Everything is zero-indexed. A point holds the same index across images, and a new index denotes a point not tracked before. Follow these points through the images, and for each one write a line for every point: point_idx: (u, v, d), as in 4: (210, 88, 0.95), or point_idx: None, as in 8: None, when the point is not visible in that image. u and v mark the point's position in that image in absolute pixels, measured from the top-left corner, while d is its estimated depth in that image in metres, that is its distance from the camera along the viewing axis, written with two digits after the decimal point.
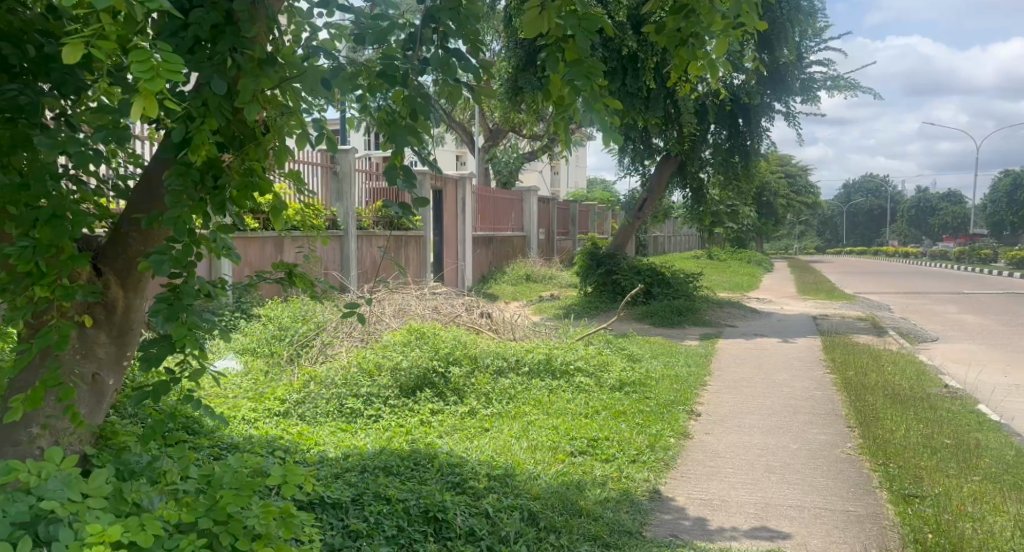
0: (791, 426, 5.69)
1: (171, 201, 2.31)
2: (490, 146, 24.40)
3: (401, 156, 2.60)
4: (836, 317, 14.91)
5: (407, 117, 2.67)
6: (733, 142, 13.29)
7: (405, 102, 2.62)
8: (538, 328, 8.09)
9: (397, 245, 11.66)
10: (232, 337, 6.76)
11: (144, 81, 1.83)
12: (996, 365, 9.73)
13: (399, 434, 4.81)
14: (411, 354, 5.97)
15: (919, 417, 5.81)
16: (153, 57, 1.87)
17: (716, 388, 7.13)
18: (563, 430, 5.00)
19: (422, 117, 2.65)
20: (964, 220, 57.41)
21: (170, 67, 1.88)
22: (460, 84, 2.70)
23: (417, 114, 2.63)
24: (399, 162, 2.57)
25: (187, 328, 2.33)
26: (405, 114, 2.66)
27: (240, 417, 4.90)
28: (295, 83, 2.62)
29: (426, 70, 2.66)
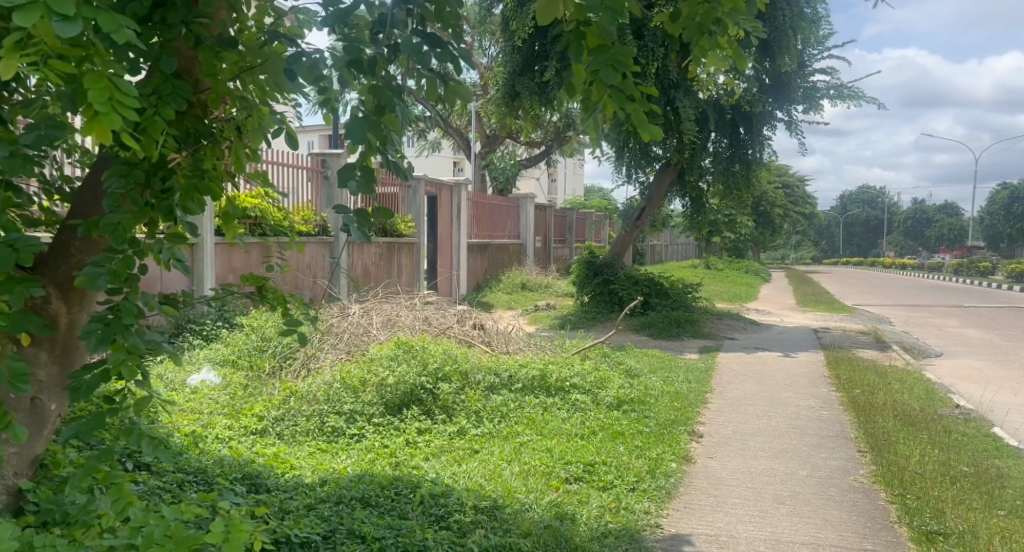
0: (799, 450, 5.39)
1: (110, 205, 2.03)
2: (486, 153, 24.10)
3: (364, 158, 2.37)
4: (837, 330, 14.63)
5: (373, 113, 2.35)
6: (733, 151, 13.07)
7: (373, 95, 2.31)
8: (533, 341, 7.79)
9: (388, 254, 11.35)
10: (210, 349, 6.44)
11: (100, 113, 1.69)
12: (1005, 383, 9.45)
13: (383, 456, 4.50)
14: (398, 369, 5.66)
15: (933, 441, 5.54)
16: (111, 84, 1.74)
17: (718, 407, 6.83)
18: (557, 453, 4.69)
19: (389, 113, 2.33)
20: (962, 233, 57.24)
21: (128, 100, 1.75)
22: (435, 78, 2.40)
23: (382, 109, 2.31)
24: (363, 164, 2.37)
25: (126, 352, 2.06)
26: (370, 109, 2.34)
27: (213, 435, 4.58)
28: (258, 75, 2.37)
29: (395, 57, 2.36)
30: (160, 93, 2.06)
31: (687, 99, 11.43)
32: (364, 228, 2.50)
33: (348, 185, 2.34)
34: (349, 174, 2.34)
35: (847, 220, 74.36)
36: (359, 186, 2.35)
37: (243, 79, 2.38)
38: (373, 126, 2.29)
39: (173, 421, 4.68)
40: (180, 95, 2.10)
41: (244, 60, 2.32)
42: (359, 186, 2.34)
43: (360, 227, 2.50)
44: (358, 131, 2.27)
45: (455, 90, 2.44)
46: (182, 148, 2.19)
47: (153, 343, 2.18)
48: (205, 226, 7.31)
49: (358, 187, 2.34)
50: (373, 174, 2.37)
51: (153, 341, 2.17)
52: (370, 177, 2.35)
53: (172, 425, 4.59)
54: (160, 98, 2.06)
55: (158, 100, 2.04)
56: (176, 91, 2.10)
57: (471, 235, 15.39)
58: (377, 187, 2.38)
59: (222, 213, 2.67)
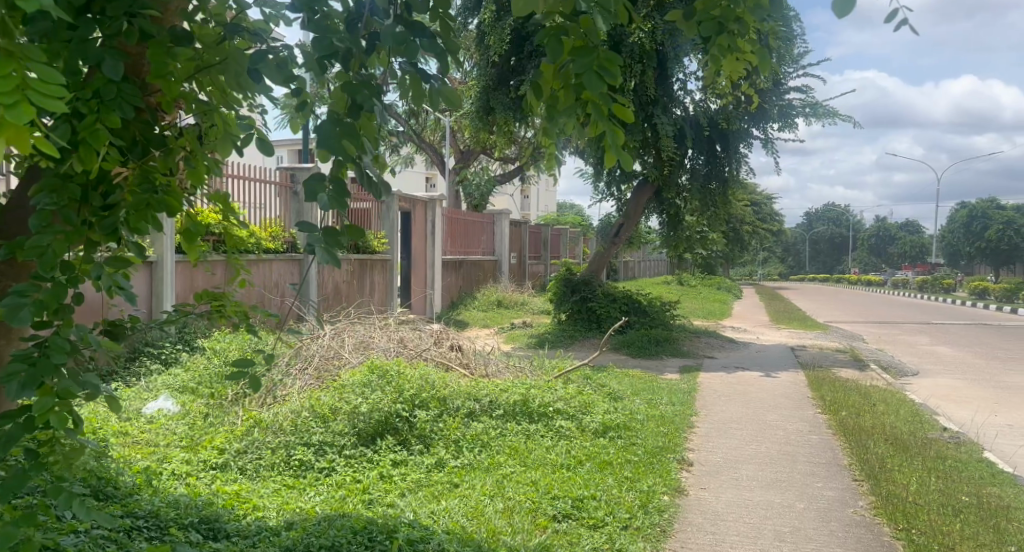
0: (792, 480, 5.15)
1: (37, 223, 1.71)
2: (460, 168, 23.85)
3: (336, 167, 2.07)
4: (814, 348, 14.54)
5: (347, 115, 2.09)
6: (710, 169, 12.95)
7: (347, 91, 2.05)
8: (512, 362, 7.49)
9: (360, 272, 11.03)
10: (171, 375, 6.13)
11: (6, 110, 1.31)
12: (986, 403, 9.34)
13: (354, 493, 4.22)
14: (372, 395, 5.34)
15: (929, 468, 5.32)
16: (27, 74, 1.39)
17: (705, 431, 6.58)
18: (543, 487, 4.40)
19: (366, 112, 2.07)
20: (925, 251, 58.22)
21: (52, 95, 1.41)
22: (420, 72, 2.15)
23: (359, 109, 2.05)
24: (340, 175, 2.06)
25: (54, 397, 1.74)
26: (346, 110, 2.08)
27: (167, 472, 4.33)
28: (217, 75, 2.09)
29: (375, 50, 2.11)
30: (101, 98, 1.74)
31: (665, 116, 11.27)
32: (333, 252, 2.22)
33: (317, 200, 2.03)
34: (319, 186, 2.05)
35: (815, 237, 75.25)
36: (331, 201, 2.03)
37: (200, 79, 2.10)
38: (349, 132, 2.02)
39: (124, 456, 4.46)
40: (128, 100, 1.79)
41: (199, 57, 2.04)
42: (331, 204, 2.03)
43: (328, 251, 2.21)
44: (335, 137, 1.99)
45: (448, 89, 2.22)
46: (131, 161, 1.88)
47: (91, 387, 1.86)
48: (165, 246, 7.00)
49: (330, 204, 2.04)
50: (347, 186, 2.06)
51: (91, 385, 1.85)
52: (344, 191, 2.07)
53: (124, 463, 4.33)
54: (102, 103, 1.74)
55: (99, 105, 1.73)
56: (123, 95, 1.79)
57: (445, 252, 15.09)
58: (352, 202, 2.07)
59: (183, 230, 2.34)
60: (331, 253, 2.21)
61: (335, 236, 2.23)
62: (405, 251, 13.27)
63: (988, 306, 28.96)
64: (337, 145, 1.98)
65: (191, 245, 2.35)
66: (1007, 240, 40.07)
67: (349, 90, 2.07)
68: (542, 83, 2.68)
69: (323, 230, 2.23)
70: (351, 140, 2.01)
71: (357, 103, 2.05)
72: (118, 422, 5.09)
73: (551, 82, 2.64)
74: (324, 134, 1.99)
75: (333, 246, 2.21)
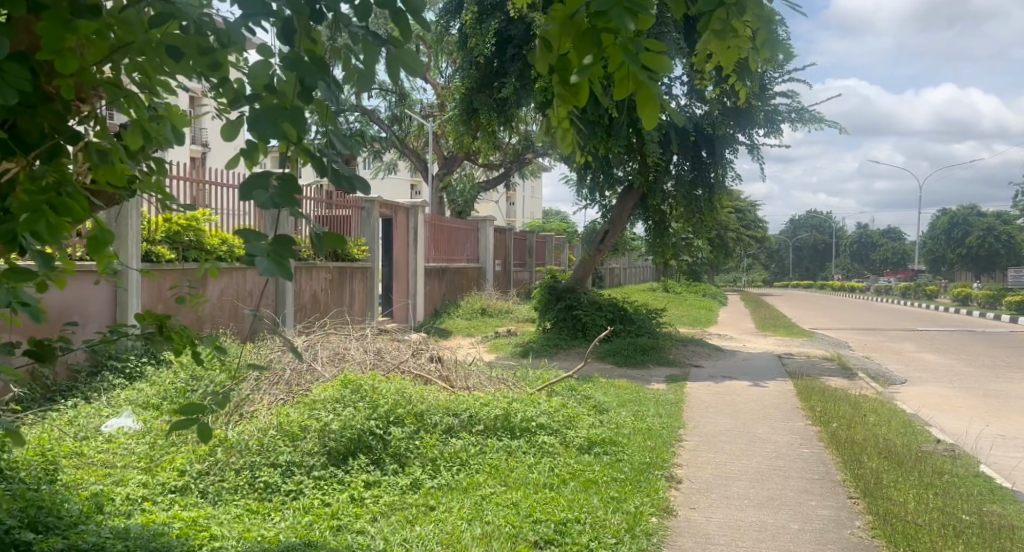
0: (785, 498, 4.92)
1: None
2: (443, 174, 23.52)
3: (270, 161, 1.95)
4: (802, 356, 14.36)
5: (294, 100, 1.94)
6: (696, 174, 12.76)
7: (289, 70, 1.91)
8: (494, 374, 7.23)
9: (340, 281, 10.82)
10: (136, 390, 5.88)
11: None
12: (976, 412, 9.18)
13: (321, 519, 4.00)
14: (344, 411, 5.09)
15: (927, 485, 5.11)
16: None
17: (694, 445, 6.37)
18: (525, 509, 4.16)
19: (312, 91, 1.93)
20: (907, 258, 58.50)
21: None
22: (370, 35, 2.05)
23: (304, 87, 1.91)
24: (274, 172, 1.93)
25: None
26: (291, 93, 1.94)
27: (123, 497, 4.14)
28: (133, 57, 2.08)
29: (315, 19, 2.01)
30: None
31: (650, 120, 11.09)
32: (285, 262, 2.01)
33: (255, 197, 1.86)
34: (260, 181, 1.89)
35: (799, 244, 75.45)
36: (276, 197, 1.88)
37: (114, 62, 2.04)
38: (290, 115, 1.90)
39: (76, 480, 4.26)
40: (15, 84, 1.72)
41: (111, 32, 1.97)
42: (271, 202, 1.87)
43: (280, 262, 2.00)
44: (265, 121, 1.86)
45: (398, 54, 2.10)
46: (30, 157, 1.89)
47: None
48: (129, 250, 6.68)
49: (272, 201, 1.87)
50: (293, 183, 1.92)
51: None
52: (289, 187, 1.90)
53: (74, 489, 4.14)
54: None
55: None
56: (8, 80, 1.71)
57: (428, 259, 14.84)
58: (300, 198, 1.93)
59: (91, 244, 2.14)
60: (283, 266, 2.00)
61: (288, 244, 2.02)
62: (386, 258, 13.01)
63: (968, 312, 29.03)
64: (269, 129, 1.86)
65: (101, 254, 2.03)
66: (987, 246, 40.22)
67: (288, 67, 1.92)
68: (549, 36, 2.19)
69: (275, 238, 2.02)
70: (289, 125, 1.89)
71: (302, 81, 1.90)
72: (74, 443, 4.87)
73: (559, 36, 2.17)
74: (255, 118, 1.88)
75: (285, 258, 2.01)
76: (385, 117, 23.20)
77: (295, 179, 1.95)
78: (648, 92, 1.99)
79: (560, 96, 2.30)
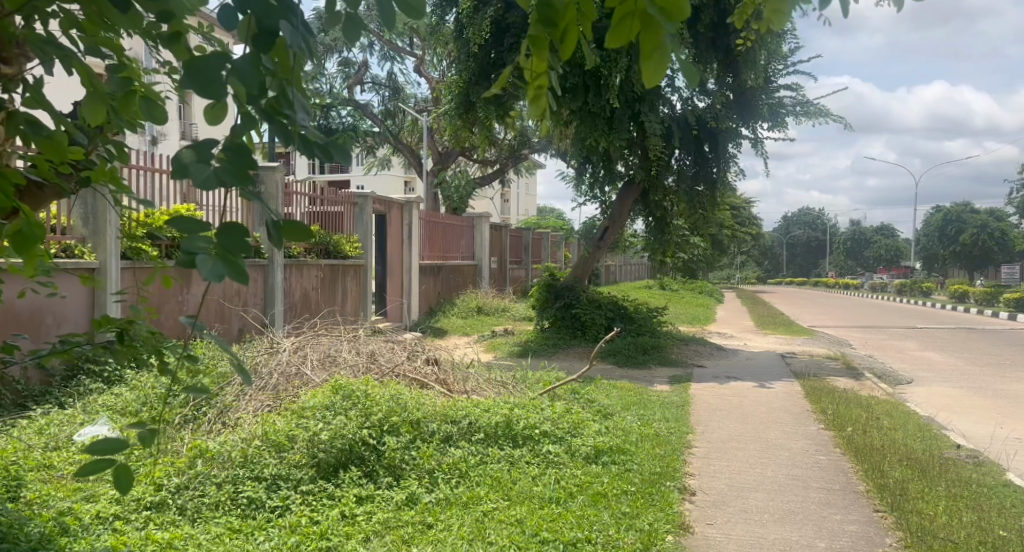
0: (808, 512, 4.59)
1: None
2: (439, 170, 23.14)
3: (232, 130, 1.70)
4: (805, 355, 14.04)
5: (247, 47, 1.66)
6: (698, 169, 12.41)
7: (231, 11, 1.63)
8: (493, 377, 6.88)
9: (333, 278, 10.47)
10: (115, 394, 5.54)
11: None
12: (989, 414, 8.88)
13: (307, 540, 3.65)
14: (335, 419, 4.75)
15: (956, 496, 4.79)
16: None
17: (705, 452, 6.05)
18: (529, 528, 3.82)
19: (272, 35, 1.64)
20: (899, 256, 58.42)
21: None
22: None
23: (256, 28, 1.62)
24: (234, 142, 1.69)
25: None
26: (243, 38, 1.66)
27: (90, 517, 3.79)
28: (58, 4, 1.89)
29: None
30: None
31: (652, 113, 10.79)
32: (234, 257, 1.67)
33: (189, 175, 1.57)
34: (195, 157, 1.60)
35: (793, 242, 75.23)
36: (222, 171, 1.61)
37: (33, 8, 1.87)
38: (236, 67, 1.61)
39: (40, 497, 3.90)
40: None
41: None
42: (214, 175, 1.59)
43: (226, 258, 1.66)
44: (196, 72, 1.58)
45: None
46: None
47: None
48: (108, 249, 6.44)
49: (218, 176, 1.60)
50: (244, 156, 1.65)
51: None
52: (236, 160, 1.63)
53: (38, 508, 3.79)
54: None
55: None
56: None
57: (423, 257, 14.49)
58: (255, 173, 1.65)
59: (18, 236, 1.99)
60: (234, 263, 1.67)
61: (239, 234, 1.70)
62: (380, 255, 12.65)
63: (964, 309, 28.81)
64: (201, 83, 1.57)
65: (28, 250, 1.94)
66: (980, 244, 39.94)
67: (239, 9, 1.62)
68: None
69: (221, 227, 1.71)
70: (235, 76, 1.61)
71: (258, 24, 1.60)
72: (46, 454, 4.52)
73: None
74: (187, 72, 1.57)
75: (235, 250, 1.68)
76: (378, 112, 22.97)
77: (247, 152, 1.67)
78: (656, 41, 1.59)
79: (534, 35, 1.84)
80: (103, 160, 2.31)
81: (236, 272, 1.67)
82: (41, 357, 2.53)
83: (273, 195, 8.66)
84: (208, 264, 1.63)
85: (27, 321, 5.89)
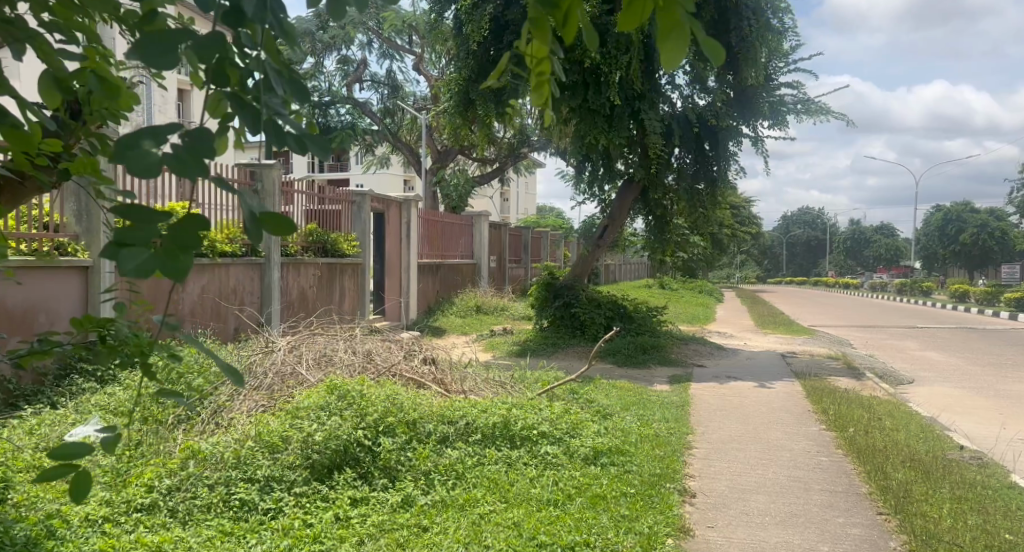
0: (810, 514, 4.52)
1: None
2: (438, 169, 23.06)
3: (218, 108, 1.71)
4: (806, 355, 13.96)
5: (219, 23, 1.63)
6: (698, 168, 12.32)
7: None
8: (491, 376, 6.81)
9: (330, 276, 10.40)
10: (108, 393, 5.48)
11: None
12: (991, 414, 8.81)
13: (299, 543, 3.57)
14: (330, 420, 4.68)
15: (960, 499, 4.72)
16: None
17: (705, 453, 5.99)
18: (527, 531, 3.75)
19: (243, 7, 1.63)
20: (899, 256, 58.32)
21: None
22: None
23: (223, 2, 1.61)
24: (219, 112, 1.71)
25: None
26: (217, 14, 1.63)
27: (79, 518, 3.72)
28: None
29: None
30: None
31: (652, 111, 10.72)
32: (179, 252, 1.54)
33: (129, 156, 1.47)
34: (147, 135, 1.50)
35: (793, 241, 75.11)
36: (170, 156, 1.50)
37: None
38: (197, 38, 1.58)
39: (29, 499, 3.83)
40: None
41: None
42: (157, 162, 1.49)
43: (171, 254, 1.54)
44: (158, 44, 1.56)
45: None
46: None
47: None
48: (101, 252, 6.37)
49: (163, 161, 1.50)
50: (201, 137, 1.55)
51: None
52: (192, 143, 1.53)
53: (26, 510, 3.73)
54: None
55: None
56: None
57: (421, 255, 14.42)
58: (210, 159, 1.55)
59: None
60: (177, 260, 1.53)
61: (194, 229, 1.58)
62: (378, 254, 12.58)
63: (965, 309, 28.71)
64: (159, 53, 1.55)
65: None
66: (981, 244, 39.82)
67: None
68: None
69: (179, 220, 1.59)
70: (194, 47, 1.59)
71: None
72: (37, 455, 4.46)
73: None
74: (140, 44, 1.55)
75: (182, 246, 1.55)
76: (377, 110, 22.94)
77: (208, 138, 1.58)
78: (675, 18, 1.58)
79: (534, 18, 1.80)
80: (83, 152, 2.20)
81: (173, 269, 1.52)
82: (19, 359, 2.44)
83: (269, 193, 8.58)
84: (145, 258, 1.52)
85: (19, 320, 5.85)
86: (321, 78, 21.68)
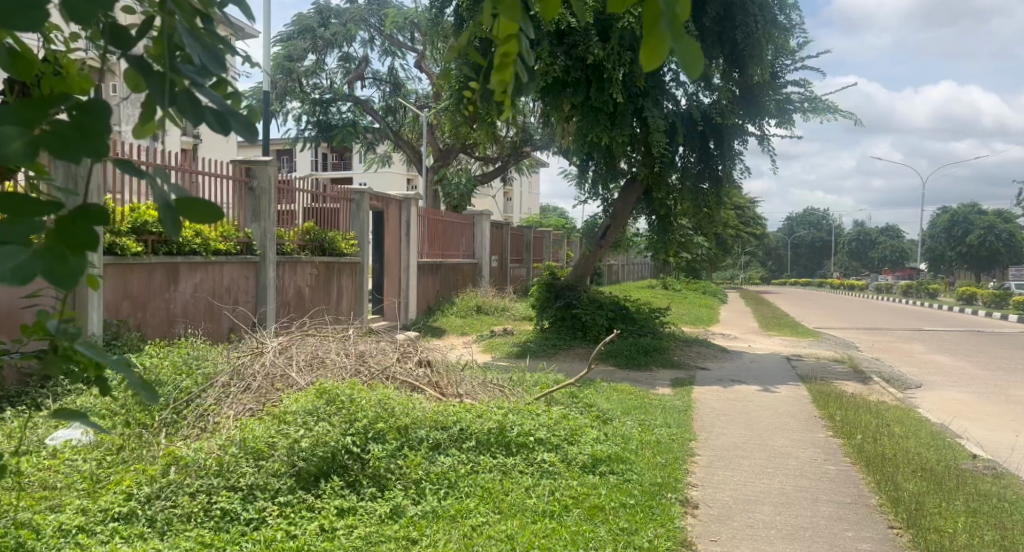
0: (817, 528, 4.34)
1: None
2: (439, 168, 22.92)
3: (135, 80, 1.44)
4: (810, 358, 13.77)
5: None
6: (702, 167, 12.10)
7: None
8: (488, 379, 6.63)
9: (327, 276, 10.22)
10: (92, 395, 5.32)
11: None
12: (1000, 420, 8.61)
13: None
14: (318, 425, 4.51)
15: (974, 511, 4.53)
16: None
17: (709, 460, 5.79)
18: (520, 545, 3.56)
19: None
20: (903, 257, 58.08)
21: None
22: None
23: None
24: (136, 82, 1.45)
25: None
26: None
27: (50, 528, 3.54)
28: None
29: None
30: None
31: (655, 109, 10.52)
32: (65, 253, 1.29)
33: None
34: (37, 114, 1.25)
35: (797, 242, 74.89)
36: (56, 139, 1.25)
37: None
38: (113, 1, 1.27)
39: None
40: None
41: None
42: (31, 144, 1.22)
43: (56, 252, 1.28)
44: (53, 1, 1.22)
45: None
46: None
47: None
48: None
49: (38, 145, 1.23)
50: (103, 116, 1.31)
51: None
52: (91, 120, 1.29)
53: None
54: None
55: None
56: None
57: (421, 254, 14.26)
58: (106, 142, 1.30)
59: None
60: (64, 264, 1.28)
61: (94, 224, 1.34)
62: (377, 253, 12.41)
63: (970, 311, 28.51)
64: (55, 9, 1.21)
65: None
66: (988, 245, 39.53)
67: None
68: None
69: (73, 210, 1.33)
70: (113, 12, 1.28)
71: None
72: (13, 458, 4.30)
73: None
74: None
75: (74, 246, 1.30)
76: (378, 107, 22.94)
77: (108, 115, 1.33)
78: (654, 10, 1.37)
79: None
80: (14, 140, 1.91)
81: (56, 272, 1.28)
82: None
83: (265, 191, 8.38)
84: (22, 260, 1.25)
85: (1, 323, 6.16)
86: (322, 76, 21.55)
